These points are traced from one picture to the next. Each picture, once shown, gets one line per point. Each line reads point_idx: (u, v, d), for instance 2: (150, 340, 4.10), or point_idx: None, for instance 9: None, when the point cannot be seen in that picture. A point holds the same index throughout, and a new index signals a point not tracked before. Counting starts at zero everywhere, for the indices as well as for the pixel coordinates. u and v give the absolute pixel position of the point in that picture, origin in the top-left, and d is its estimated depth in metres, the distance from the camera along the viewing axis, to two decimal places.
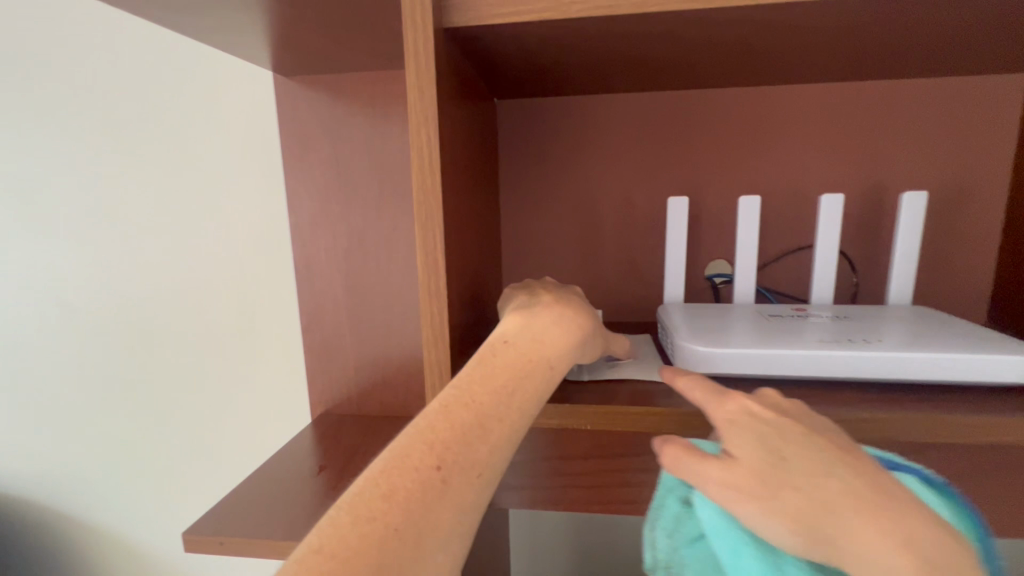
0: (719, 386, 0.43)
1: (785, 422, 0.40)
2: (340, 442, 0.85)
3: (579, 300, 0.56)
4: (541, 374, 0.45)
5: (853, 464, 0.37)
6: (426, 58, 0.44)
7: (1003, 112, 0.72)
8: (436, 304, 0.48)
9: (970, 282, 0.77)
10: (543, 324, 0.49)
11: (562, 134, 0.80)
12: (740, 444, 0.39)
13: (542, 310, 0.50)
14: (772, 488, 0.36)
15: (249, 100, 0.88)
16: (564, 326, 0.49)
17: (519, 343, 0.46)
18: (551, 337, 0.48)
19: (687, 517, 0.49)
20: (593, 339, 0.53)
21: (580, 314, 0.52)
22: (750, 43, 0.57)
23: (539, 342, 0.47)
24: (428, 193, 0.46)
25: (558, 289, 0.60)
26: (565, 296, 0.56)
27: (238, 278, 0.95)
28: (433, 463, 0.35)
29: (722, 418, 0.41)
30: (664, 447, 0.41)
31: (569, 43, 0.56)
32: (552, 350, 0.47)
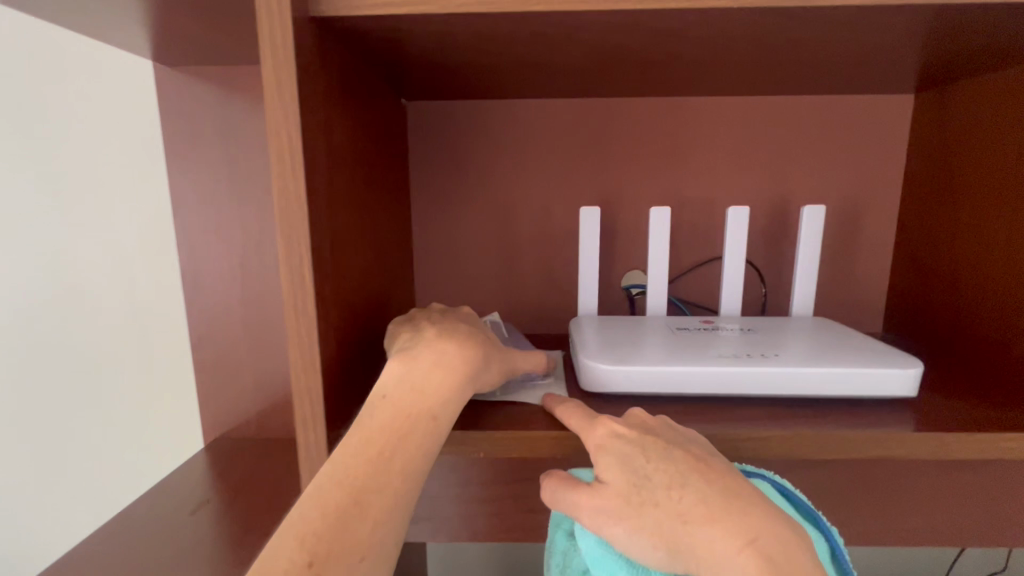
0: (591, 412, 0.47)
1: (646, 438, 0.43)
2: (235, 471, 0.78)
3: (471, 328, 0.51)
4: (423, 429, 0.41)
5: (705, 473, 0.40)
6: (284, 50, 0.39)
7: (891, 130, 0.75)
8: (305, 327, 0.43)
9: (867, 291, 0.80)
10: (423, 369, 0.44)
11: (475, 139, 0.76)
12: (609, 470, 0.42)
13: (423, 352, 0.45)
14: (636, 509, 0.40)
15: (128, 90, 0.78)
16: (447, 366, 0.45)
17: (398, 398, 0.42)
18: (434, 383, 0.43)
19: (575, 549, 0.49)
20: (488, 369, 0.48)
21: (467, 347, 0.47)
22: (650, 50, 0.56)
23: (421, 392, 0.42)
24: (292, 202, 0.41)
25: (451, 316, 0.54)
26: (453, 325, 0.50)
27: (118, 290, 0.85)
28: (304, 560, 0.34)
29: (595, 445, 0.44)
30: (546, 478, 0.46)
31: (461, 42, 0.52)
32: (434, 396, 0.43)
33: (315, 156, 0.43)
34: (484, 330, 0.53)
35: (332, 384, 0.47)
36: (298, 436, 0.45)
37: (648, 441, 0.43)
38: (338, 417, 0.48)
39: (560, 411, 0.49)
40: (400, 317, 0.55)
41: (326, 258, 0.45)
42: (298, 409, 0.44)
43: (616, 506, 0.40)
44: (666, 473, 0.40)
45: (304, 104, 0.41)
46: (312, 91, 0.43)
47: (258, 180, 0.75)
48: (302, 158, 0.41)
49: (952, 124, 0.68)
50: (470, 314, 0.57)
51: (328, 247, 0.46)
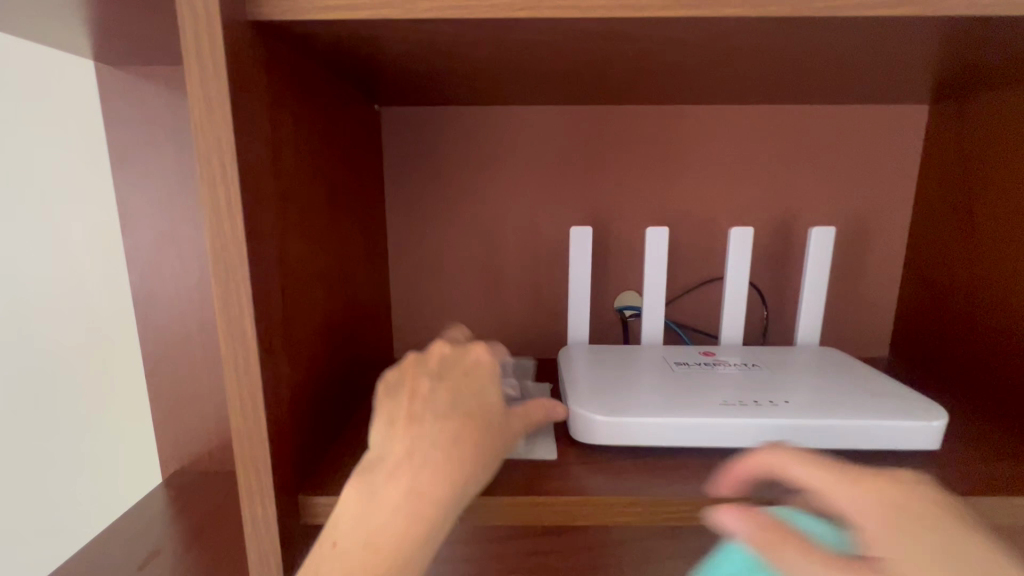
0: (835, 465, 0.36)
1: (925, 516, 0.33)
2: (194, 510, 0.71)
3: (462, 427, 0.39)
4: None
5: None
6: (213, 64, 0.33)
7: (903, 143, 0.70)
8: (248, 387, 0.37)
9: (873, 313, 0.75)
10: (383, 513, 0.35)
11: (454, 149, 0.70)
12: (905, 558, 0.31)
13: (388, 482, 0.36)
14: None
15: (67, 91, 0.70)
16: (411, 514, 0.35)
17: (349, 555, 0.34)
18: (393, 533, 0.35)
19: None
20: (478, 481, 0.38)
21: (442, 479, 0.36)
22: (648, 58, 0.50)
23: (375, 549, 0.34)
24: (229, 244, 0.35)
25: (443, 390, 0.42)
26: (440, 421, 0.39)
27: (65, 311, 0.78)
28: None
29: (872, 517, 0.33)
30: (742, 523, 0.34)
31: (433, 48, 0.46)
32: (389, 558, 0.34)
33: (258, 187, 0.37)
34: (485, 417, 0.41)
35: (283, 448, 0.40)
36: (242, 509, 0.39)
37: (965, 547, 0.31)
38: (292, 482, 0.42)
39: (777, 454, 0.38)
40: (394, 373, 0.44)
41: (275, 305, 0.39)
42: (242, 480, 0.38)
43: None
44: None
45: (242, 127, 0.35)
46: (254, 110, 0.36)
47: None
48: (239, 191, 0.34)
49: (966, 140, 0.63)
50: (478, 377, 0.43)
51: (277, 290, 0.40)
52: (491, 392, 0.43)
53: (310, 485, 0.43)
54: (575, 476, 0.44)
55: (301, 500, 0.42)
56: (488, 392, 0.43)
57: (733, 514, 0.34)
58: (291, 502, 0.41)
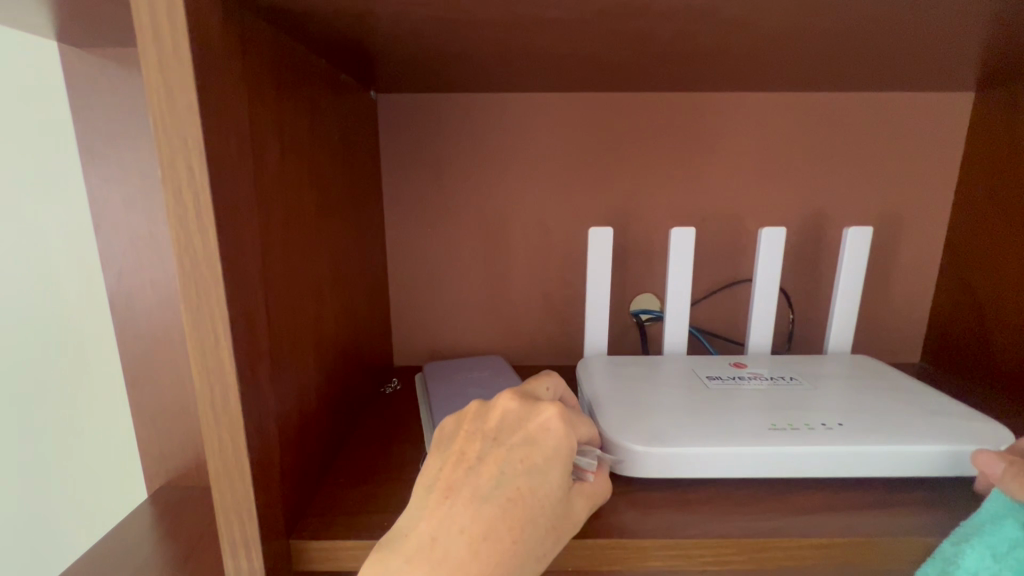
0: None
1: None
2: (180, 528, 0.66)
3: (498, 519, 0.32)
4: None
5: None
6: (177, 46, 0.27)
7: (946, 134, 0.65)
8: (228, 425, 0.32)
9: (906, 316, 0.71)
10: None
11: (459, 141, 0.64)
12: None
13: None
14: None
15: (30, 77, 0.64)
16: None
17: None
18: None
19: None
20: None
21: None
22: (680, 40, 0.45)
23: None
24: (201, 260, 0.29)
25: (492, 461, 0.35)
26: (474, 506, 0.33)
27: (40, 317, 0.72)
28: None
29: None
30: (1005, 468, 0.35)
31: (439, 28, 0.40)
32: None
33: (235, 194, 0.31)
34: (534, 507, 0.33)
35: (272, 488, 0.35)
36: (224, 559, 0.34)
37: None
38: (282, 524, 0.37)
39: None
40: (454, 419, 0.38)
41: (259, 328, 0.34)
42: (223, 530, 0.33)
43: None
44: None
45: (215, 122, 0.29)
46: (228, 100, 0.31)
47: None
48: (212, 200, 0.29)
49: (1016, 133, 0.58)
50: (541, 449, 0.35)
51: (262, 311, 0.35)
52: (553, 473, 0.35)
53: (304, 525, 0.39)
54: (602, 512, 0.40)
55: (292, 543, 0.37)
56: (548, 471, 0.35)
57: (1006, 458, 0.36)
58: (282, 547, 0.37)
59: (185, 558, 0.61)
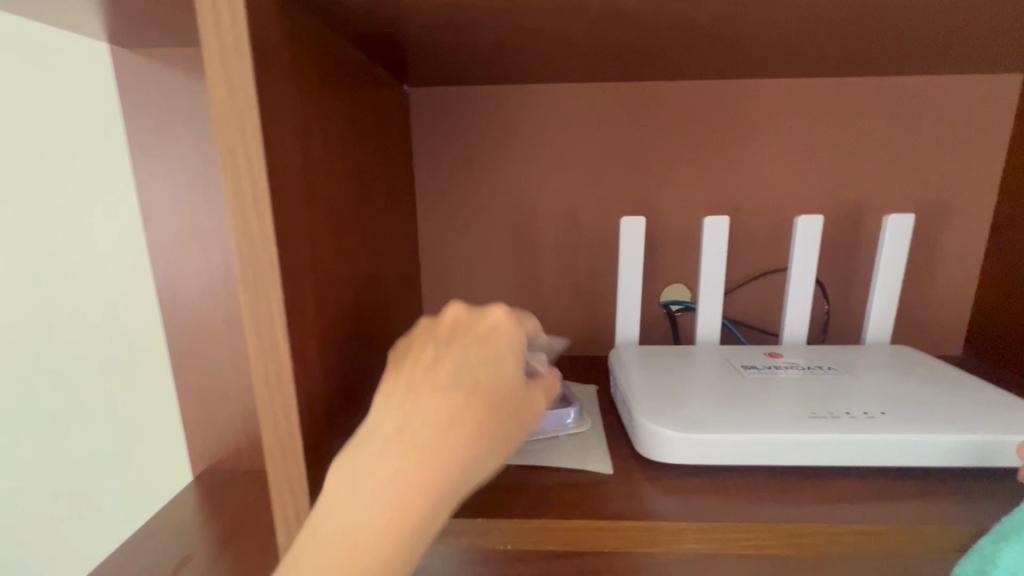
0: None
1: None
2: (223, 509, 0.69)
3: (461, 405, 0.33)
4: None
5: None
6: (238, 39, 0.28)
7: (992, 119, 0.62)
8: (281, 403, 0.33)
9: (948, 308, 0.69)
10: (363, 505, 0.30)
11: (490, 132, 0.65)
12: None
13: (368, 467, 0.31)
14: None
15: (86, 78, 0.67)
16: (392, 507, 0.30)
17: (325, 544, 0.30)
18: (375, 531, 0.30)
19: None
20: (482, 468, 0.33)
21: (430, 467, 0.31)
22: (716, 27, 0.45)
23: (356, 545, 0.30)
24: (257, 243, 0.31)
25: (448, 357, 0.36)
26: (436, 397, 0.33)
27: (92, 307, 0.76)
28: None
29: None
30: None
31: (476, 20, 0.41)
32: (370, 557, 0.29)
33: (287, 182, 0.33)
34: (494, 394, 0.34)
35: (319, 466, 0.37)
36: (278, 532, 0.36)
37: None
38: None
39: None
40: (406, 338, 0.39)
41: (307, 312, 0.35)
42: (276, 504, 0.35)
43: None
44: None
45: (270, 113, 0.31)
46: (280, 92, 0.32)
47: None
48: (269, 188, 0.30)
49: None
50: (494, 344, 0.36)
51: (310, 296, 0.36)
52: (508, 363, 0.36)
53: None
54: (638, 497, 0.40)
55: None
56: (503, 362, 0.36)
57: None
58: None
59: (230, 538, 0.63)
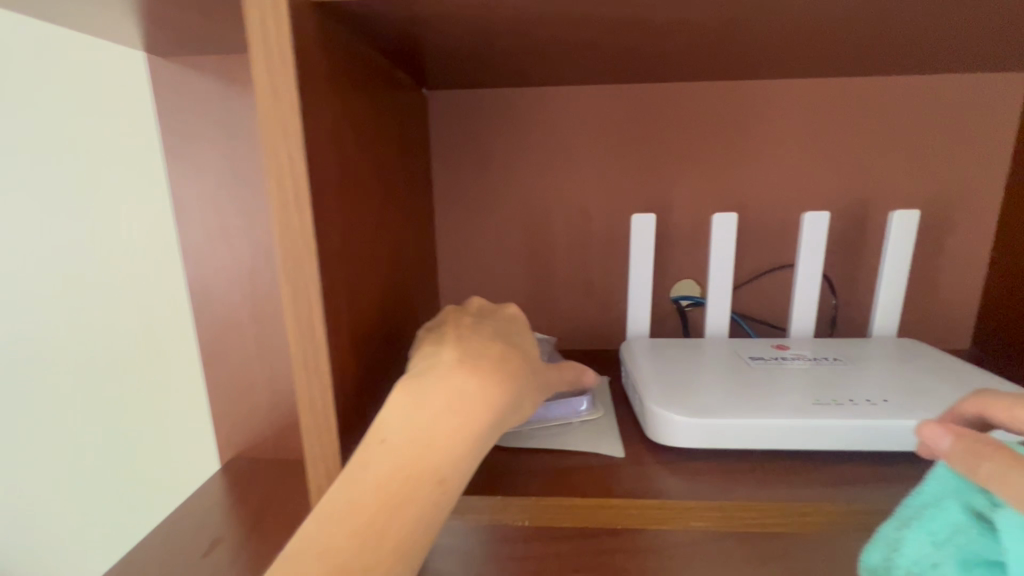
0: None
1: None
2: (250, 494, 0.72)
3: (506, 350, 0.40)
4: (422, 498, 0.32)
5: None
6: (282, 50, 0.31)
7: (999, 117, 0.64)
8: (317, 384, 0.36)
9: (955, 303, 0.70)
10: (433, 412, 0.34)
11: (505, 133, 0.67)
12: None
13: (438, 382, 0.36)
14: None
15: (123, 85, 0.71)
16: (462, 411, 0.35)
17: (397, 446, 0.33)
18: (444, 430, 0.34)
19: (978, 535, 0.31)
20: (518, 407, 0.39)
21: (492, 385, 0.36)
22: (723, 30, 0.47)
23: (425, 446, 0.33)
24: (298, 236, 0.33)
25: (486, 323, 0.44)
26: (485, 342, 0.40)
27: (127, 302, 0.80)
28: None
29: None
30: (951, 439, 0.32)
31: (495, 28, 0.44)
32: (439, 453, 0.33)
33: (323, 180, 0.35)
34: (525, 354, 0.42)
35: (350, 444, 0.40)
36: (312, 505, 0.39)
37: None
38: None
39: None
40: (433, 318, 0.47)
41: (340, 301, 0.38)
42: (311, 478, 0.38)
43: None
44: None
45: (309, 117, 0.33)
46: (317, 97, 0.35)
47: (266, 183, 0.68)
48: (308, 185, 0.33)
49: None
50: (516, 324, 0.46)
51: (343, 286, 0.39)
52: (529, 338, 0.45)
53: None
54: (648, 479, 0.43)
55: None
56: (525, 336, 0.45)
57: (980, 413, 0.35)
58: None
59: (258, 521, 0.66)
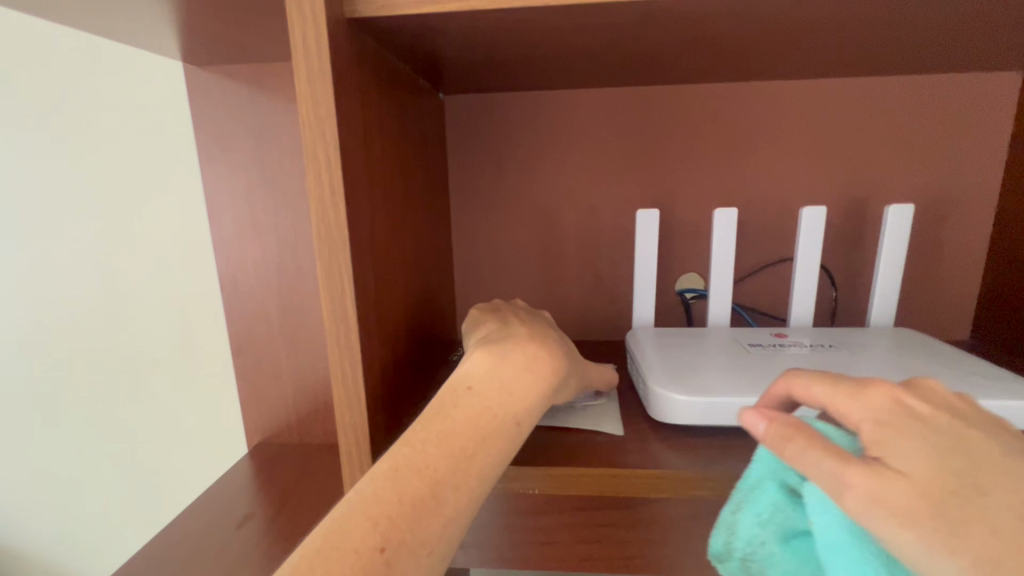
0: (852, 378, 0.33)
1: (911, 427, 0.30)
2: (278, 475, 0.76)
3: (557, 338, 0.47)
4: (505, 436, 0.36)
5: (951, 506, 0.27)
6: (318, 59, 0.35)
7: (993, 114, 0.66)
8: (348, 361, 0.40)
9: (955, 295, 0.72)
10: (514, 368, 0.40)
11: (517, 134, 0.71)
12: (901, 455, 0.29)
13: (516, 346, 0.42)
14: (941, 516, 0.27)
15: (161, 92, 0.76)
16: (538, 371, 0.40)
17: (484, 391, 0.38)
18: (522, 383, 0.39)
19: (791, 511, 0.35)
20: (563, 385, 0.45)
21: (557, 357, 0.43)
22: (719, 35, 0.50)
23: (507, 392, 0.38)
24: (333, 225, 0.38)
25: (537, 318, 0.51)
26: (543, 328, 0.47)
27: (162, 296, 0.85)
28: (376, 544, 0.29)
29: (865, 417, 0.31)
30: (765, 425, 0.33)
31: (506, 37, 0.48)
32: (521, 402, 0.38)
33: (354, 175, 0.40)
34: (567, 347, 0.49)
35: (378, 417, 0.44)
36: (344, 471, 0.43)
37: (963, 434, 0.30)
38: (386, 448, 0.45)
39: None
40: (483, 309, 0.52)
41: (369, 286, 0.42)
42: (343, 447, 0.42)
43: (909, 494, 0.27)
44: (997, 481, 0.28)
45: (342, 120, 0.38)
46: (348, 101, 0.39)
47: (292, 183, 0.72)
48: (342, 180, 0.37)
49: None
50: (554, 325, 0.52)
51: (371, 273, 0.43)
52: (565, 338, 0.51)
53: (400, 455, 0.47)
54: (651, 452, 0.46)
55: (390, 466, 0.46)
56: (563, 335, 0.51)
57: (787, 392, 0.36)
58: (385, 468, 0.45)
59: (287, 498, 0.71)
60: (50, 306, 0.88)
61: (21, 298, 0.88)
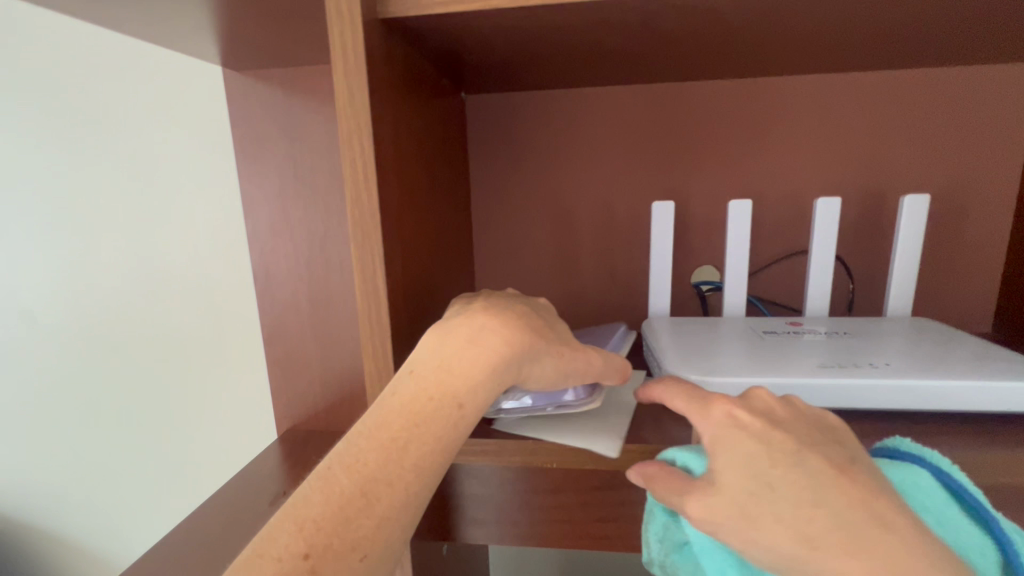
0: (700, 394, 0.37)
1: (734, 435, 0.34)
2: (307, 458, 0.80)
3: (523, 311, 0.45)
4: (442, 418, 0.37)
5: (757, 508, 0.31)
6: (355, 56, 0.39)
7: (1013, 106, 0.66)
8: (378, 337, 0.43)
9: (974, 287, 0.72)
10: (456, 343, 0.40)
11: (536, 130, 0.74)
12: (721, 467, 0.33)
13: (462, 321, 0.42)
14: (744, 515, 0.32)
15: (202, 95, 0.81)
16: (483, 345, 0.40)
17: (424, 372, 0.39)
18: (463, 359, 0.39)
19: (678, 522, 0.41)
20: (530, 361, 0.42)
21: (510, 329, 0.41)
22: (735, 31, 0.52)
23: (446, 369, 0.38)
24: (365, 208, 0.40)
25: (509, 296, 0.50)
26: (508, 302, 0.46)
27: (198, 288, 0.89)
28: (301, 550, 0.31)
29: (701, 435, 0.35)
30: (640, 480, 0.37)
31: (526, 37, 0.51)
32: (461, 380, 0.38)
33: (385, 163, 0.43)
34: (540, 321, 0.46)
35: None
36: None
37: (776, 436, 0.34)
38: None
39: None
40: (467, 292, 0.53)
41: (397, 268, 0.45)
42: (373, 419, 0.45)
43: (720, 505, 0.32)
44: (793, 474, 0.32)
45: (375, 111, 0.41)
46: (381, 95, 0.42)
47: (322, 179, 0.76)
48: (375, 167, 0.40)
49: None
50: (533, 303, 0.50)
51: (399, 256, 0.46)
52: (546, 315, 0.48)
53: None
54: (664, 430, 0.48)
55: None
56: (541, 313, 0.48)
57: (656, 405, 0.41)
58: None
59: None
60: (97, 297, 0.94)
61: (71, 289, 0.94)
